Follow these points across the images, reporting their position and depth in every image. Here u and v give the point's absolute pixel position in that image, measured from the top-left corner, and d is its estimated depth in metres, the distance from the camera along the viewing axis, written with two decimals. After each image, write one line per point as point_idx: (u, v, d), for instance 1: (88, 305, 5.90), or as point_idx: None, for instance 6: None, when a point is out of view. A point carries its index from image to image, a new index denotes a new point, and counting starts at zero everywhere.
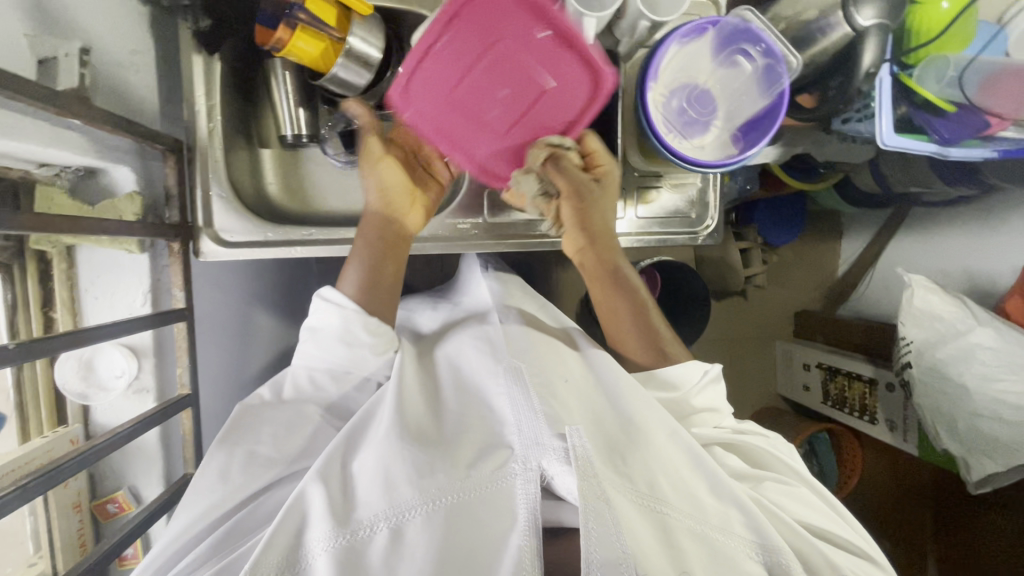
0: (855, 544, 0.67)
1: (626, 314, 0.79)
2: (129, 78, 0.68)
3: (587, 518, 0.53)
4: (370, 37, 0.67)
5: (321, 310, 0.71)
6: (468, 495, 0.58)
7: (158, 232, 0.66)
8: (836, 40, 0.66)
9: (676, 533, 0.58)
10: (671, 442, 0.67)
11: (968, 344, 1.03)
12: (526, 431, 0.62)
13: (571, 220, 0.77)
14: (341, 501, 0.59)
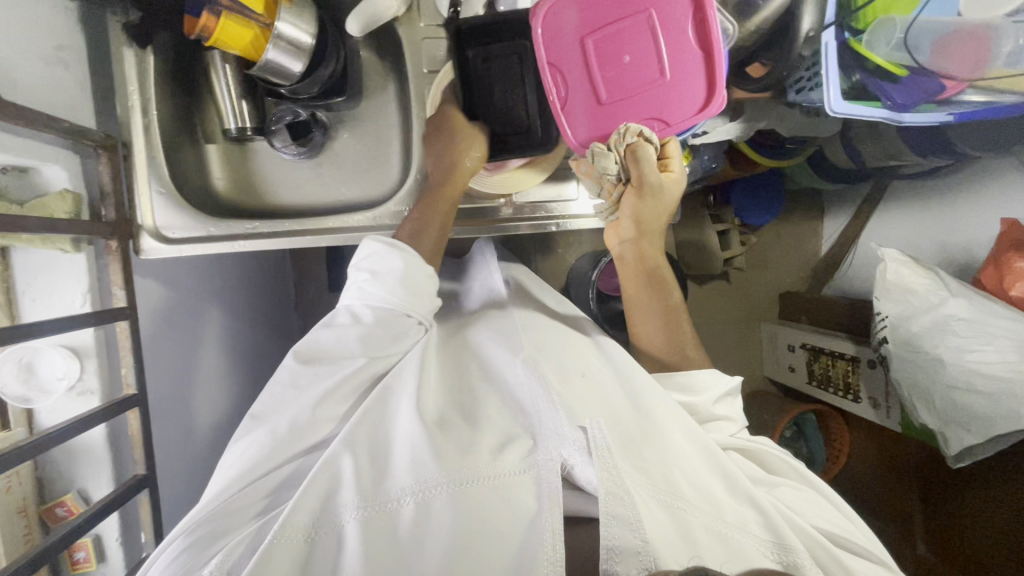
0: (872, 554, 0.66)
1: (654, 313, 0.76)
2: (61, 70, 0.65)
3: (605, 501, 0.55)
4: (299, 21, 0.66)
5: (380, 254, 0.69)
6: (491, 480, 0.58)
7: (93, 230, 0.64)
8: (775, 8, 0.65)
9: (693, 529, 0.58)
10: (686, 436, 0.66)
11: (941, 316, 1.02)
12: (547, 420, 0.62)
13: (627, 212, 0.72)
14: (369, 470, 0.60)
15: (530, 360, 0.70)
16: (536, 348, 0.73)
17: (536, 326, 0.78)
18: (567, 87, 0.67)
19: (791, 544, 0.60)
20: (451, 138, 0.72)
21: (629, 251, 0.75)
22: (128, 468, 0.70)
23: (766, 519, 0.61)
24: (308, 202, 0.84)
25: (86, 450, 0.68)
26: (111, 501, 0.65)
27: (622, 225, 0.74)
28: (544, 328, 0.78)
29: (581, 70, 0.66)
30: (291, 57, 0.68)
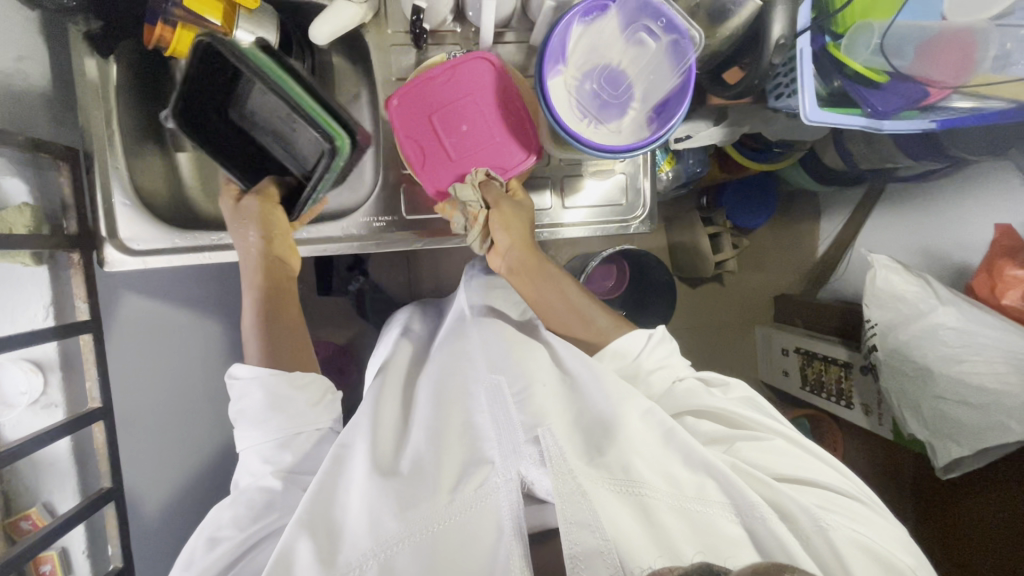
0: (846, 489, 0.63)
1: (556, 309, 0.76)
2: (20, 84, 0.64)
3: (568, 519, 0.53)
4: (259, 29, 0.66)
5: (237, 389, 0.66)
6: (452, 520, 0.56)
7: (54, 244, 0.63)
8: (746, 14, 0.63)
9: (657, 512, 0.56)
10: (644, 422, 0.63)
11: (929, 324, 1.00)
12: (505, 443, 0.61)
13: (501, 231, 0.70)
14: (328, 547, 0.56)
15: (492, 384, 0.67)
16: (497, 370, 0.69)
17: (490, 342, 0.74)
18: (423, 152, 0.71)
19: (760, 509, 0.56)
20: (242, 229, 0.70)
21: (513, 267, 0.73)
22: (96, 481, 0.70)
23: (729, 493, 0.58)
24: None
25: (51, 464, 0.68)
26: (73, 518, 0.64)
27: (498, 250, 0.73)
28: (498, 336, 0.75)
29: (436, 138, 0.70)
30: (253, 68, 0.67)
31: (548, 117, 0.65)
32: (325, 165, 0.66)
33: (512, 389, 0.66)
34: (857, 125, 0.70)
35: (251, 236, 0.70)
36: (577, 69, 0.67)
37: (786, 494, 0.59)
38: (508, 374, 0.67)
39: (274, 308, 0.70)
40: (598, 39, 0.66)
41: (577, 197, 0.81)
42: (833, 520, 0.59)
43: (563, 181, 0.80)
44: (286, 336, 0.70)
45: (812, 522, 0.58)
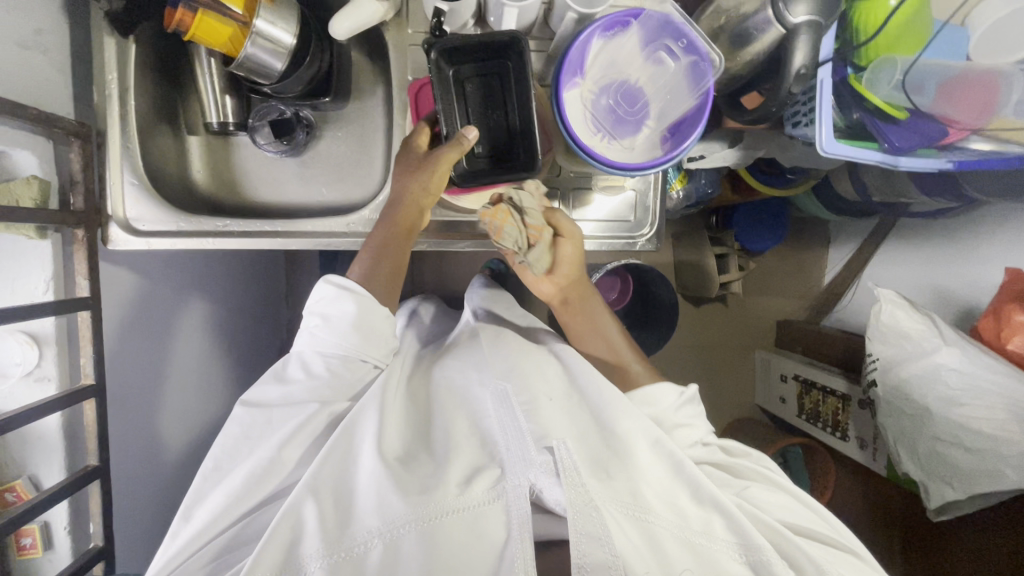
0: (853, 549, 0.64)
1: (590, 339, 0.83)
2: (38, 59, 0.64)
3: (577, 532, 0.54)
4: (281, 21, 0.65)
5: (332, 297, 0.69)
6: (459, 513, 0.57)
7: (60, 220, 0.63)
8: (768, 40, 0.61)
9: (662, 541, 0.57)
10: (655, 452, 0.64)
11: (932, 364, 0.99)
12: (516, 451, 0.61)
13: (571, 258, 0.74)
14: (334, 512, 0.58)
15: (499, 388, 0.68)
16: (504, 377, 0.70)
17: (504, 353, 0.75)
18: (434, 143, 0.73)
19: (762, 547, 0.58)
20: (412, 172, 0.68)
21: (564, 293, 0.79)
22: (82, 457, 0.70)
23: (734, 526, 0.59)
24: (285, 200, 0.83)
25: (40, 437, 0.68)
26: (57, 493, 0.64)
27: (555, 278, 0.76)
28: (507, 347, 0.77)
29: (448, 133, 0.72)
30: (271, 58, 0.67)
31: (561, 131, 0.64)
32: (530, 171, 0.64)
33: (521, 398, 0.66)
34: (873, 160, 0.69)
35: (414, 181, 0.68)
36: (594, 82, 0.67)
37: (792, 537, 0.60)
38: (515, 385, 0.68)
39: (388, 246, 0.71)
40: (618, 55, 0.66)
41: (584, 210, 0.80)
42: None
43: (572, 195, 0.79)
44: (387, 273, 0.71)
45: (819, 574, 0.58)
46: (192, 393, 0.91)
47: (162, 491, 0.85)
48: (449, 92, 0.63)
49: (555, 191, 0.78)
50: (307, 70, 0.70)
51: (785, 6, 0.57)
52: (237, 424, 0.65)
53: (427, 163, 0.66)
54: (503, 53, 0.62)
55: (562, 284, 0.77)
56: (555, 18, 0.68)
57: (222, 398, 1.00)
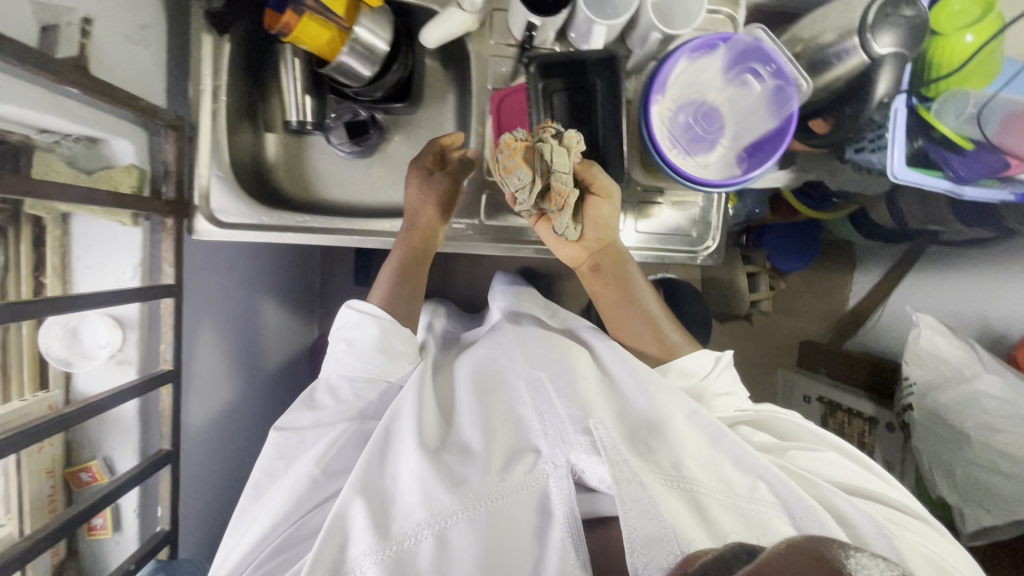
0: (902, 501, 0.65)
1: (625, 309, 0.76)
2: (142, 53, 0.66)
3: (624, 501, 0.53)
4: (378, 29, 0.67)
5: (354, 322, 0.70)
6: (504, 497, 0.57)
7: (156, 208, 0.65)
8: (851, 66, 0.63)
9: (710, 507, 0.57)
10: (692, 425, 0.63)
11: (972, 390, 1.00)
12: (551, 432, 0.61)
13: (603, 220, 0.69)
14: (380, 510, 0.57)
15: (534, 377, 0.67)
16: (537, 366, 0.69)
17: (533, 337, 0.73)
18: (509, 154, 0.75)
19: (813, 512, 0.57)
20: (422, 196, 0.75)
21: (598, 261, 0.76)
22: (154, 442, 0.71)
23: (782, 497, 0.58)
24: (355, 199, 0.85)
25: (115, 419, 0.69)
26: (136, 476, 0.65)
27: (585, 243, 0.73)
28: (535, 333, 0.74)
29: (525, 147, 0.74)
30: (363, 64, 0.69)
31: (646, 144, 0.67)
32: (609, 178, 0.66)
33: (556, 384, 0.66)
34: (936, 189, 0.71)
35: (427, 204, 0.75)
36: (673, 101, 0.69)
37: (836, 493, 0.61)
38: (548, 370, 0.68)
39: (409, 269, 0.74)
40: (700, 76, 0.68)
41: (649, 223, 0.82)
42: (897, 531, 0.59)
43: (639, 207, 0.81)
44: (408, 294, 0.74)
45: (873, 527, 0.59)
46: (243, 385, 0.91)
47: (215, 480, 0.86)
48: (539, 103, 0.66)
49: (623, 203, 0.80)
50: (395, 76, 0.72)
51: (872, 36, 0.60)
52: (271, 447, 0.65)
53: (431, 183, 0.75)
54: (593, 72, 0.65)
55: (593, 249, 0.74)
56: (636, 37, 0.70)
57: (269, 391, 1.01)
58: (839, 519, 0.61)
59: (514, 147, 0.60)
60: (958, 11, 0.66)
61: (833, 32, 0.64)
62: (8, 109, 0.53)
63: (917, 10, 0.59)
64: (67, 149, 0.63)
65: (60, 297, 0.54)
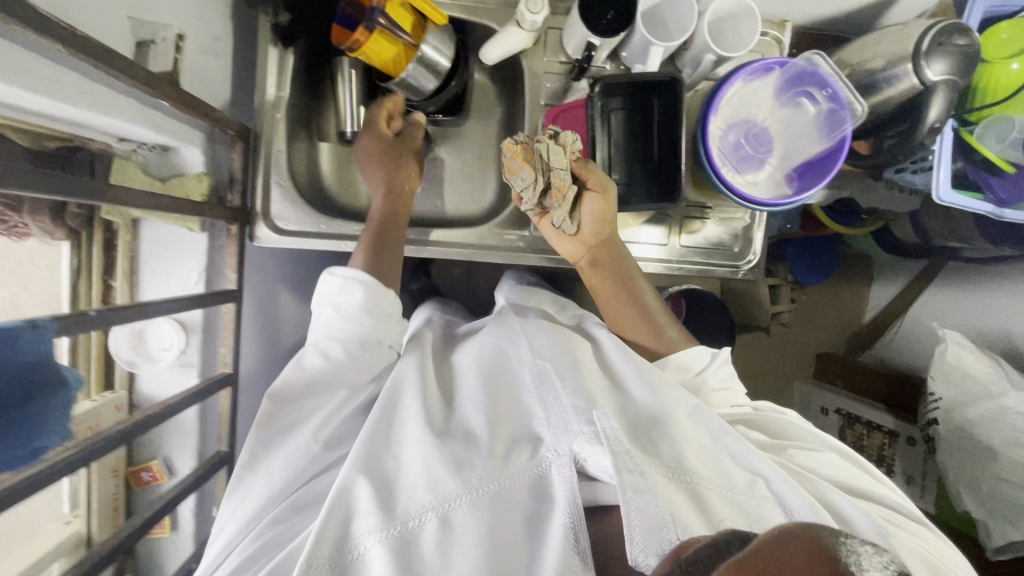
0: (904, 507, 0.61)
1: (624, 304, 0.74)
2: (214, 64, 0.68)
3: (625, 491, 0.48)
4: (442, 46, 0.70)
5: (337, 288, 0.62)
6: (507, 483, 0.53)
7: (224, 215, 0.67)
8: (903, 90, 0.65)
9: (709, 501, 0.52)
10: (694, 421, 0.59)
11: (998, 406, 1.01)
12: (555, 419, 0.56)
13: (593, 213, 0.69)
14: (385, 491, 0.53)
15: (537, 367, 0.62)
16: (542, 354, 0.64)
17: (540, 332, 0.69)
18: None
19: (813, 510, 0.52)
20: (382, 155, 0.72)
21: (595, 254, 0.74)
22: (211, 444, 0.72)
23: (782, 496, 0.54)
24: None
25: (176, 422, 0.71)
26: (198, 477, 0.66)
27: (583, 238, 0.72)
28: (545, 329, 0.70)
29: None
30: (425, 79, 0.72)
31: (701, 162, 0.69)
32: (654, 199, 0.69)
33: (560, 372, 0.60)
34: (979, 211, 0.74)
35: (387, 161, 0.72)
36: (724, 120, 0.71)
37: (835, 492, 0.57)
38: (553, 360, 0.62)
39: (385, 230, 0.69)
40: (752, 98, 0.70)
41: (691, 237, 0.84)
42: (895, 533, 0.56)
43: (682, 222, 0.83)
44: (391, 253, 0.68)
45: (872, 526, 0.55)
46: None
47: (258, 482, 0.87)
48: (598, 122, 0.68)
49: (668, 216, 0.82)
50: (454, 91, 0.75)
51: (926, 63, 0.62)
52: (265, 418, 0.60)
53: (387, 143, 0.72)
54: (652, 91, 0.67)
55: (591, 242, 0.73)
56: (688, 57, 0.73)
57: None
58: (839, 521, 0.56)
59: (517, 150, 0.67)
60: (1006, 40, 0.69)
61: (885, 58, 0.67)
62: (103, 122, 0.54)
63: (968, 40, 0.62)
64: (142, 157, 0.65)
65: (135, 302, 0.53)
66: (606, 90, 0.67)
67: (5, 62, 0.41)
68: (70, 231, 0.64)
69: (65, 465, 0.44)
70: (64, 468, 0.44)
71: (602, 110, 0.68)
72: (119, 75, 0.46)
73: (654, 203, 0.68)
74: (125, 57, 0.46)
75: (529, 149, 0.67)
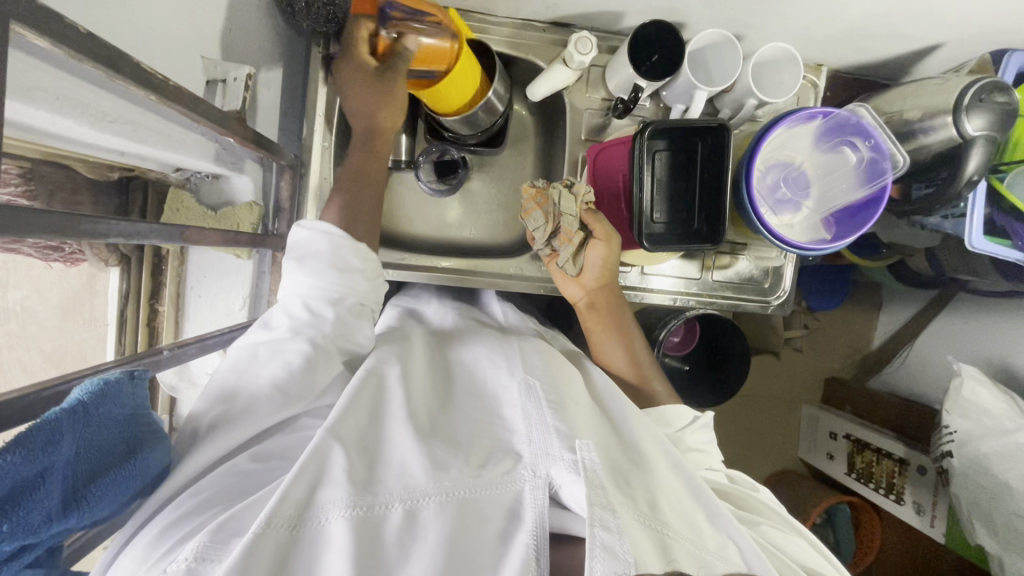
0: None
1: (616, 358, 0.76)
2: (265, 95, 0.69)
3: (593, 527, 0.43)
4: (498, 87, 0.73)
5: (303, 240, 0.60)
6: (480, 489, 0.47)
7: (274, 245, 0.67)
8: (940, 141, 0.67)
9: (678, 558, 0.46)
10: (675, 475, 0.55)
11: (1013, 442, 0.99)
12: (536, 439, 0.51)
13: (598, 262, 0.73)
14: (361, 471, 0.47)
15: (526, 383, 0.58)
16: (531, 373, 0.60)
17: (533, 352, 0.65)
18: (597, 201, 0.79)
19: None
20: (364, 95, 0.65)
21: (593, 299, 0.76)
22: None
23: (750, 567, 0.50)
24: (439, 234, 0.87)
25: None
26: None
27: (584, 281, 0.75)
28: (537, 348, 0.68)
29: (611, 198, 0.77)
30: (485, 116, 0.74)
31: (743, 205, 0.70)
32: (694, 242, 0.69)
33: (550, 391, 0.57)
34: (1007, 259, 0.74)
35: (368, 98, 0.65)
36: (763, 163, 0.72)
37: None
38: (544, 380, 0.58)
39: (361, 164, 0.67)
40: (791, 143, 0.72)
41: (722, 272, 0.85)
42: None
43: (715, 257, 0.84)
44: (364, 210, 0.66)
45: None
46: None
47: None
48: (641, 158, 0.67)
49: (702, 250, 0.83)
50: (502, 126, 0.77)
51: (966, 117, 0.64)
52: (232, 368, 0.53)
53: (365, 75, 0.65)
54: (699, 136, 0.69)
55: (592, 286, 0.75)
56: (728, 100, 0.75)
57: None
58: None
59: (533, 197, 0.72)
60: None
61: (924, 110, 0.69)
62: (169, 157, 0.55)
63: (1007, 97, 0.64)
64: (194, 184, 0.66)
65: (197, 335, 0.53)
66: (656, 132, 0.67)
67: (99, 109, 0.43)
68: (122, 257, 0.65)
69: None
70: None
71: (645, 149, 0.68)
72: (197, 117, 0.47)
73: (696, 243, 0.69)
74: (200, 99, 0.46)
75: (544, 196, 0.71)
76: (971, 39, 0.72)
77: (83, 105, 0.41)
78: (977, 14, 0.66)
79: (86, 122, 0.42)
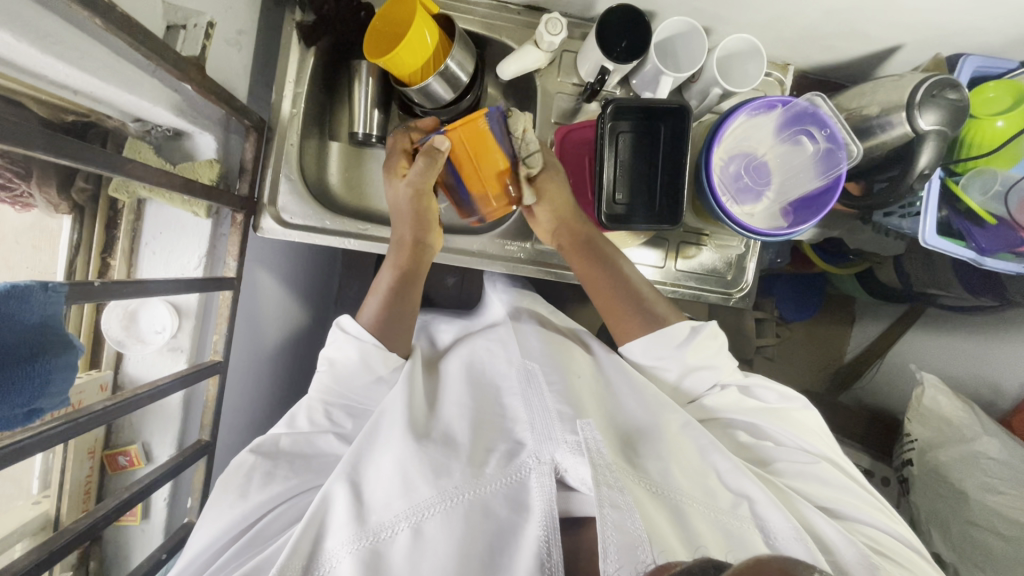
0: (894, 528, 0.62)
1: (615, 294, 0.71)
2: (234, 56, 0.69)
3: (603, 505, 0.49)
4: (467, 62, 0.73)
5: (338, 344, 0.66)
6: (485, 491, 0.55)
7: (233, 203, 0.67)
8: (895, 136, 0.69)
9: (690, 516, 0.54)
10: (684, 437, 0.61)
11: (971, 450, 0.95)
12: (540, 428, 0.60)
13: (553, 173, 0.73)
14: (359, 501, 0.56)
15: (525, 368, 0.67)
16: (530, 358, 0.69)
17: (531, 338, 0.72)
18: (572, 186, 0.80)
19: (796, 535, 0.55)
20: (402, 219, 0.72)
21: (563, 237, 0.74)
22: (192, 433, 0.71)
23: (764, 518, 0.57)
24: None
25: (159, 406, 0.69)
26: (173, 466, 0.65)
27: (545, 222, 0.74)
28: (536, 335, 0.73)
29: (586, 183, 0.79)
30: (445, 89, 0.73)
31: (703, 190, 0.71)
32: (656, 224, 0.70)
33: (549, 377, 0.65)
34: (958, 258, 0.75)
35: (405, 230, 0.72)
36: (726, 151, 0.73)
37: (820, 518, 0.59)
38: (542, 364, 0.67)
39: (405, 289, 0.70)
40: (754, 133, 0.74)
41: (686, 262, 0.86)
42: (886, 566, 0.57)
43: (679, 246, 0.85)
44: (401, 317, 0.70)
45: (860, 561, 0.56)
46: (262, 383, 0.89)
47: None
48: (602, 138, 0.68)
49: (667, 240, 0.84)
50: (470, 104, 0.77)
51: (919, 112, 0.65)
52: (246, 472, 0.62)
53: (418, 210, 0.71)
54: (662, 119, 0.70)
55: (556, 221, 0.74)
56: (695, 90, 0.77)
57: (280, 396, 0.98)
58: (820, 545, 0.59)
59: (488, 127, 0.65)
60: (993, 99, 0.72)
61: (882, 104, 0.70)
62: (121, 97, 0.54)
63: (958, 94, 0.67)
64: (154, 139, 0.66)
65: (136, 277, 0.52)
66: (616, 111, 0.68)
67: (42, 31, 0.44)
68: (74, 206, 0.64)
69: (21, 449, 0.42)
70: (20, 451, 0.42)
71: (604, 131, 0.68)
72: (144, 51, 0.47)
73: (656, 225, 0.70)
74: (149, 34, 0.46)
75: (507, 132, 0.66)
76: (928, 41, 0.74)
77: (20, 22, 0.41)
78: (931, 17, 0.68)
79: (28, 40, 0.43)
